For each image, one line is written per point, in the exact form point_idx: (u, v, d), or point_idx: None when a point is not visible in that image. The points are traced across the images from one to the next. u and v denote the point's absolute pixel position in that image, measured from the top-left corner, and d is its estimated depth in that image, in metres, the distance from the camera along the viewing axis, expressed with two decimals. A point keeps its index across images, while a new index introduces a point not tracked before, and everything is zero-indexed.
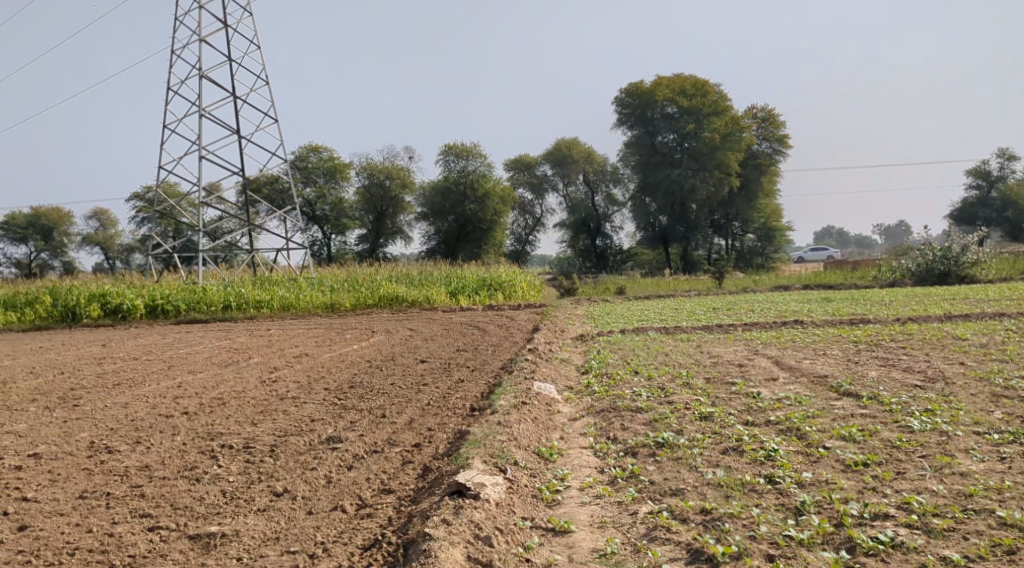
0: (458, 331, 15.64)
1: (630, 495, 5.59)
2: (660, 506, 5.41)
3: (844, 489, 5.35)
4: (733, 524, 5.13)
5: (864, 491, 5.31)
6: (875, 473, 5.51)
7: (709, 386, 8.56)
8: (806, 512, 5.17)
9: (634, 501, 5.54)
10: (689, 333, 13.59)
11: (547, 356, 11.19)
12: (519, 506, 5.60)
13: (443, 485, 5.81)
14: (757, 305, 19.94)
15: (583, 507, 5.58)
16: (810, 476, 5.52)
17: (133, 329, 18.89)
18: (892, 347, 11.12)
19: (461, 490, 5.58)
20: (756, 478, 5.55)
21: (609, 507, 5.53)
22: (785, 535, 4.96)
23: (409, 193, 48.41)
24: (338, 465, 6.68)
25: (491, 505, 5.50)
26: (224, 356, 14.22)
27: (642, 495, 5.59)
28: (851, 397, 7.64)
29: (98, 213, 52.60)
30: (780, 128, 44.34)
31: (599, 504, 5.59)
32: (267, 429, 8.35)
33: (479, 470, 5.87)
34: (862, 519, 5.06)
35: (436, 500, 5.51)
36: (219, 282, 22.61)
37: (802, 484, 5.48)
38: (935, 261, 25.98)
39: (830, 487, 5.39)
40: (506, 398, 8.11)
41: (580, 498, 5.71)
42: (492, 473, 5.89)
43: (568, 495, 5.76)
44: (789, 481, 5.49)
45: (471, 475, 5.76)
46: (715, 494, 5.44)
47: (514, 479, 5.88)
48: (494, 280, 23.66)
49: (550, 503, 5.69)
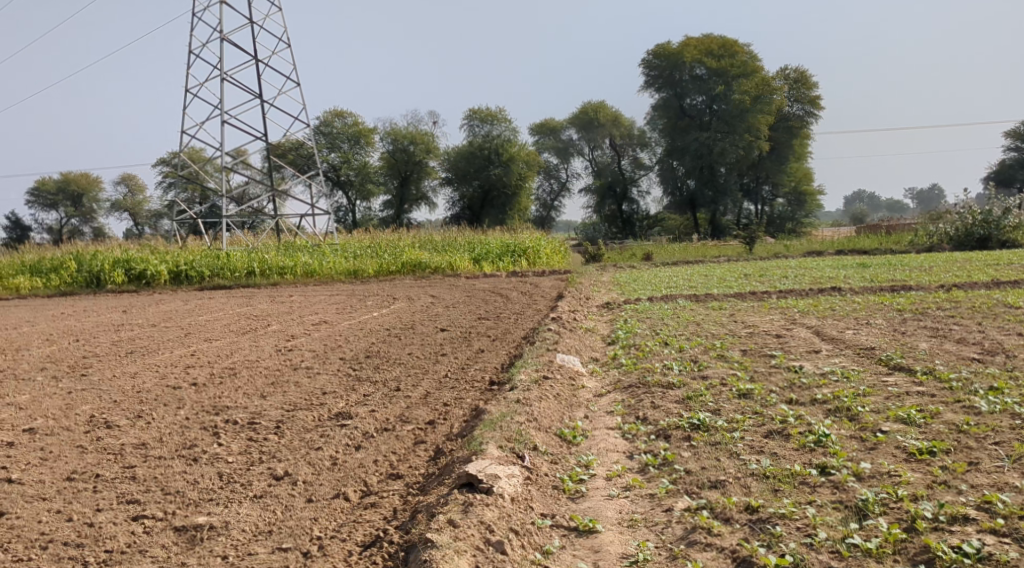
0: (480, 298, 15.10)
1: (663, 487, 5.03)
2: (696, 502, 4.84)
3: (910, 484, 4.75)
4: (785, 527, 4.55)
5: (935, 488, 4.71)
6: (944, 465, 4.89)
7: (746, 359, 7.96)
8: (870, 514, 4.57)
9: (667, 494, 4.98)
10: (721, 301, 12.91)
11: (572, 326, 10.61)
12: (538, 501, 5.07)
13: (454, 472, 5.29)
14: (791, 271, 19.15)
15: (610, 502, 5.03)
16: (870, 467, 4.92)
17: (156, 295, 18.52)
18: (940, 316, 10.43)
19: (473, 483, 5.06)
20: (806, 470, 4.96)
21: (640, 502, 4.98)
22: (848, 543, 4.37)
23: (433, 158, 47.83)
24: (345, 445, 6.18)
25: (506, 501, 4.96)
26: (241, 323, 13.81)
27: (677, 488, 5.03)
28: (904, 373, 7.02)
29: (126, 178, 52.50)
30: (813, 89, 42.98)
31: (629, 497, 5.05)
32: (276, 402, 7.88)
33: (494, 458, 5.33)
34: (937, 524, 4.45)
35: (445, 493, 4.99)
36: (242, 248, 22.17)
37: (861, 476, 4.89)
38: (976, 225, 25.04)
39: (894, 481, 4.79)
40: (527, 370, 7.57)
41: (607, 490, 5.16)
42: (509, 462, 5.34)
43: (594, 486, 5.21)
44: (845, 473, 4.90)
45: (485, 464, 5.22)
46: (760, 490, 4.86)
47: (534, 469, 5.34)
48: (519, 246, 23.01)
49: (573, 495, 5.15)
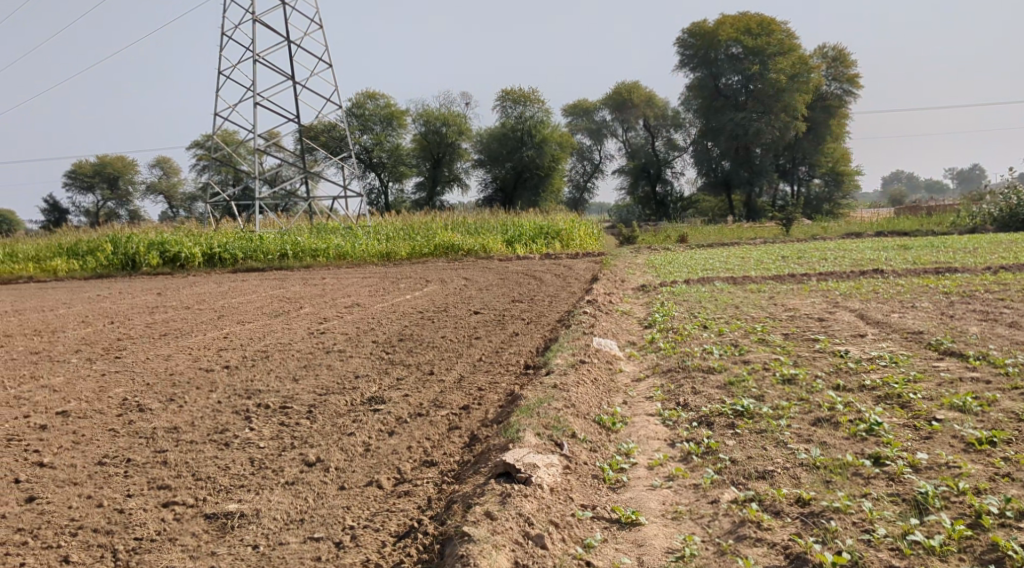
0: (513, 280, 14.93)
1: (708, 477, 4.85)
2: (744, 494, 4.66)
3: (971, 477, 4.53)
4: (840, 522, 4.35)
5: (998, 481, 4.49)
6: (1007, 456, 4.66)
7: (789, 343, 7.73)
8: (931, 508, 4.36)
9: (713, 485, 4.80)
10: (759, 284, 12.64)
11: (608, 309, 10.42)
12: (578, 491, 4.91)
13: (490, 461, 5.14)
14: (831, 253, 18.78)
15: (653, 492, 4.86)
16: (927, 458, 4.70)
17: (191, 278, 18.58)
18: (989, 299, 10.10)
19: (511, 472, 4.92)
20: (859, 460, 4.76)
21: (684, 493, 4.81)
22: (909, 540, 4.17)
23: (466, 140, 47.57)
24: (378, 431, 6.06)
25: (545, 491, 4.82)
26: (274, 305, 13.77)
27: (722, 478, 4.85)
28: (956, 357, 6.75)
29: (162, 161, 52.91)
30: (851, 67, 42.11)
31: (672, 488, 4.88)
32: (309, 386, 7.81)
33: (532, 446, 5.18)
34: (1003, 520, 4.24)
35: (482, 483, 4.85)
36: (275, 230, 22.19)
37: (917, 468, 4.67)
38: (1020, 206, 24.38)
39: (953, 473, 4.58)
40: (563, 355, 7.40)
41: (649, 480, 4.99)
42: (546, 450, 5.19)
43: (635, 476, 5.04)
44: (901, 464, 4.68)
45: (522, 452, 5.07)
46: (811, 481, 4.67)
47: (572, 456, 5.19)
48: (552, 228, 22.79)
49: (614, 485, 4.99)
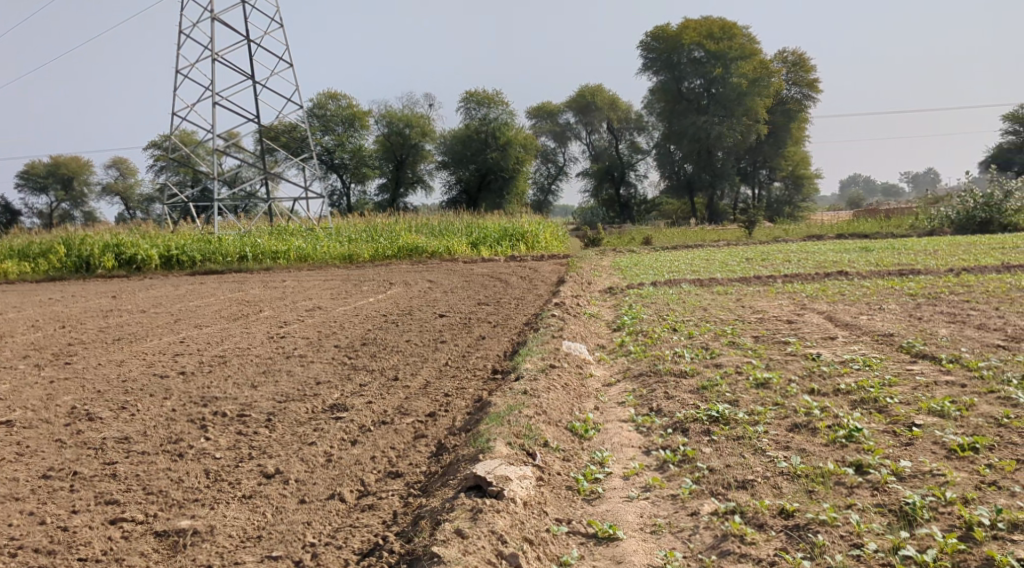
0: (479, 282, 14.72)
1: (686, 488, 4.69)
2: (725, 505, 4.51)
3: (958, 486, 4.42)
4: (827, 536, 4.21)
5: (985, 490, 4.38)
6: (991, 463, 4.56)
7: (760, 346, 7.61)
8: (920, 520, 4.23)
9: (692, 496, 4.64)
10: (726, 286, 12.56)
11: (576, 311, 10.25)
12: (552, 504, 4.72)
13: (458, 473, 4.93)
14: (794, 255, 18.82)
15: (630, 504, 4.69)
16: (911, 466, 4.58)
17: (148, 281, 18.12)
18: (955, 301, 10.11)
19: (481, 487, 4.72)
20: (841, 468, 4.63)
21: (663, 504, 4.64)
22: (901, 556, 4.04)
23: (429, 142, 47.28)
24: (341, 440, 5.83)
25: (517, 506, 4.62)
26: (233, 309, 13.42)
27: (701, 488, 4.69)
28: (928, 361, 6.67)
29: (118, 162, 51.91)
30: (812, 71, 42.49)
31: (650, 499, 4.71)
32: (268, 393, 7.53)
33: (503, 457, 4.98)
34: (996, 532, 4.13)
35: (451, 497, 4.63)
36: (235, 231, 21.77)
37: (901, 476, 4.55)
38: (977, 209, 24.67)
39: (939, 482, 4.46)
40: (532, 359, 7.21)
41: (625, 491, 4.81)
42: (518, 461, 4.99)
43: (611, 486, 4.86)
44: (885, 473, 4.56)
45: (493, 465, 4.87)
46: (793, 491, 4.53)
47: (545, 467, 5.00)
48: (517, 229, 22.63)
49: (588, 497, 4.81)
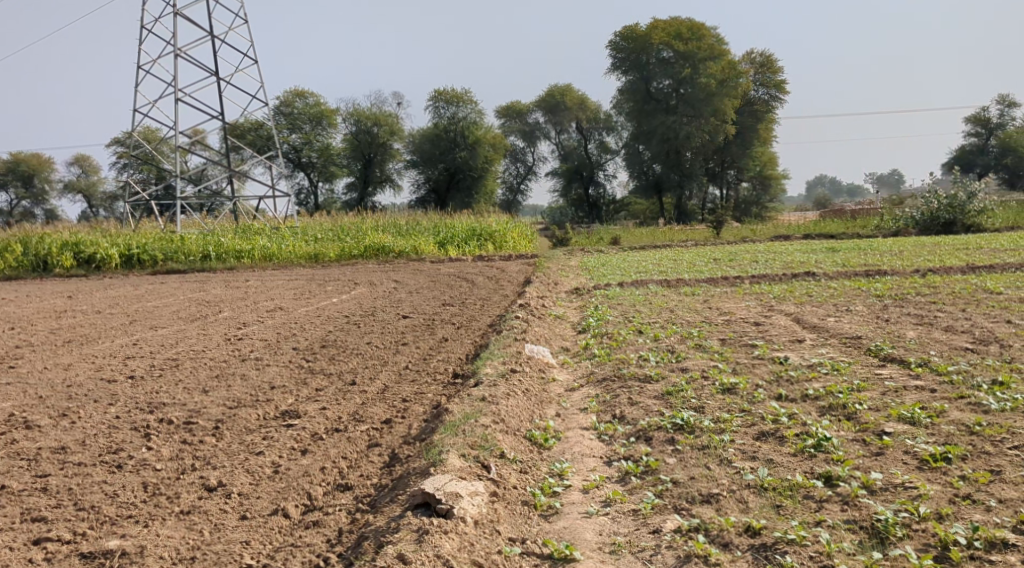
0: (445, 283, 14.45)
1: (648, 502, 4.49)
2: (689, 522, 4.31)
3: (932, 500, 4.26)
4: (795, 556, 4.03)
5: (959, 504, 4.21)
6: (964, 475, 4.40)
7: (726, 349, 7.44)
8: (893, 539, 4.06)
9: (654, 511, 4.44)
10: (693, 287, 12.41)
11: (541, 313, 10.02)
12: (507, 522, 4.50)
13: (410, 487, 4.69)
14: (761, 255, 18.75)
15: (589, 521, 4.47)
16: (881, 479, 4.42)
17: (108, 280, 17.64)
18: (922, 302, 10.01)
19: (430, 504, 4.48)
20: (810, 481, 4.46)
21: (623, 521, 4.43)
22: None
23: (398, 140, 46.90)
24: (290, 449, 5.55)
25: (470, 525, 4.39)
26: (192, 309, 13.05)
27: (664, 503, 4.49)
28: (897, 365, 6.53)
29: (80, 159, 50.92)
30: (779, 73, 42.62)
31: (610, 515, 4.50)
32: (219, 398, 7.23)
33: (455, 471, 4.74)
34: (973, 552, 3.96)
35: (400, 517, 4.39)
36: (197, 230, 21.30)
37: (872, 489, 4.38)
38: (941, 210, 24.75)
39: (912, 496, 4.29)
40: (493, 363, 6.96)
41: (584, 506, 4.60)
42: (472, 475, 4.75)
43: (569, 502, 4.65)
44: (855, 486, 4.39)
45: (444, 480, 4.63)
46: (759, 506, 4.35)
47: (501, 481, 4.77)
48: (485, 229, 22.39)
49: (546, 513, 4.59)
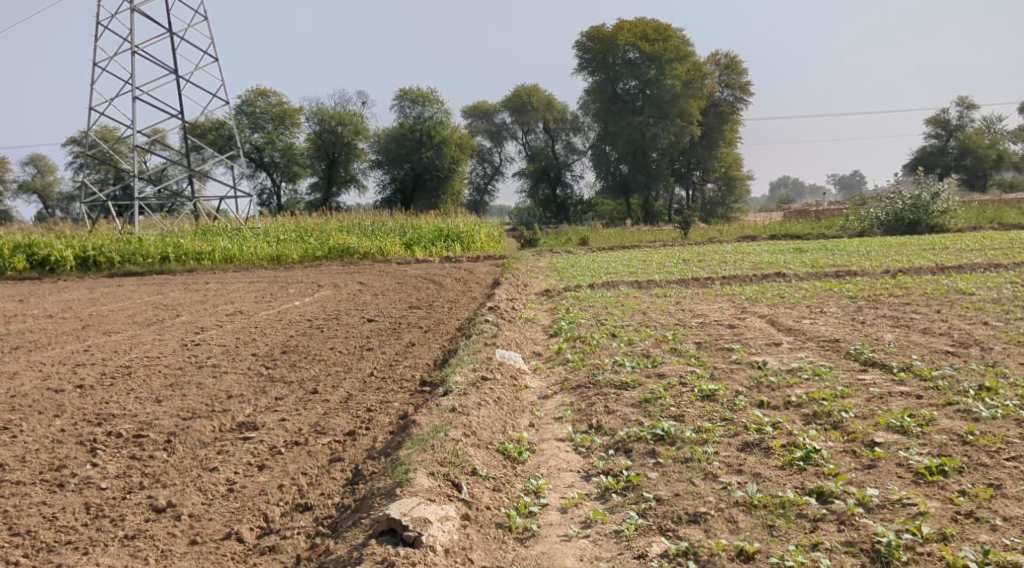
0: (412, 285, 14.13)
1: (631, 523, 4.25)
2: (677, 545, 4.08)
3: (933, 519, 4.08)
4: None
5: (963, 523, 4.04)
6: (964, 490, 4.24)
7: (703, 354, 7.19)
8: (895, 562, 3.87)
9: (638, 532, 4.20)
10: (664, 288, 12.21)
11: (511, 316, 9.73)
12: (480, 548, 4.23)
13: (374, 509, 4.40)
14: (729, 256, 18.62)
15: (568, 545, 4.22)
16: (878, 495, 4.24)
17: (61, 283, 17.07)
18: (896, 303, 9.87)
19: (396, 530, 4.20)
20: (803, 498, 4.27)
21: (606, 544, 4.18)
22: None
23: (363, 140, 46.46)
24: (246, 465, 5.23)
25: (441, 555, 4.12)
26: (149, 313, 12.58)
27: (648, 523, 4.25)
28: (879, 369, 6.33)
29: (36, 158, 49.73)
30: (744, 74, 42.65)
31: (591, 538, 4.24)
32: (172, 408, 6.86)
33: (425, 493, 4.45)
34: None
35: (365, 546, 4.11)
36: (155, 231, 20.75)
37: (869, 506, 4.20)
38: (905, 210, 24.84)
39: (912, 515, 4.11)
40: (462, 370, 6.65)
41: (564, 528, 4.34)
42: (444, 495, 4.47)
43: (547, 523, 4.39)
44: (851, 503, 4.20)
45: (412, 503, 4.34)
46: (750, 526, 4.15)
47: (474, 502, 4.49)
48: (452, 230, 22.05)
49: (521, 535, 4.33)
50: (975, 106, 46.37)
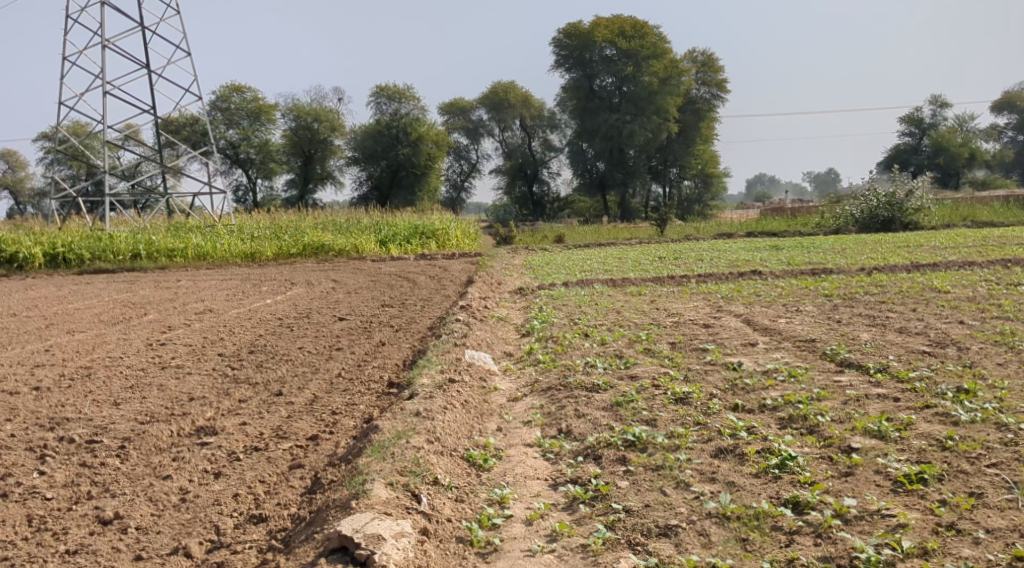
0: (385, 282, 13.90)
1: (598, 537, 4.11)
2: (645, 561, 3.94)
3: (915, 532, 3.96)
4: None
5: (945, 537, 3.92)
6: (944, 500, 4.13)
7: (677, 354, 7.04)
8: None
9: (606, 546, 4.06)
10: (639, 286, 12.08)
11: (483, 315, 9.55)
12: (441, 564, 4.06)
13: (329, 524, 4.25)
14: (706, 254, 18.49)
15: (533, 560, 4.06)
16: (856, 506, 4.12)
17: (29, 280, 16.69)
18: (871, 302, 9.77)
19: (349, 548, 4.02)
20: (778, 509, 4.16)
21: (573, 559, 4.03)
22: None
23: (339, 136, 46.13)
24: (202, 472, 5.00)
25: None
26: (115, 311, 12.27)
27: (617, 536, 4.11)
28: (855, 370, 6.20)
29: (6, 153, 48.92)
30: (720, 72, 42.70)
31: (558, 552, 4.09)
32: (130, 412, 6.61)
33: (382, 506, 4.27)
34: None
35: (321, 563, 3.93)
36: (127, 228, 20.37)
37: (846, 518, 4.08)
38: (880, 207, 24.88)
39: (892, 527, 4.00)
40: (429, 372, 6.45)
41: (529, 542, 4.19)
42: (405, 508, 4.31)
43: (511, 536, 4.23)
44: (828, 515, 4.09)
45: (368, 518, 4.16)
46: (723, 539, 4.02)
47: (436, 514, 4.33)
48: (427, 227, 21.81)
49: (483, 550, 4.17)
50: (948, 105, 46.66)
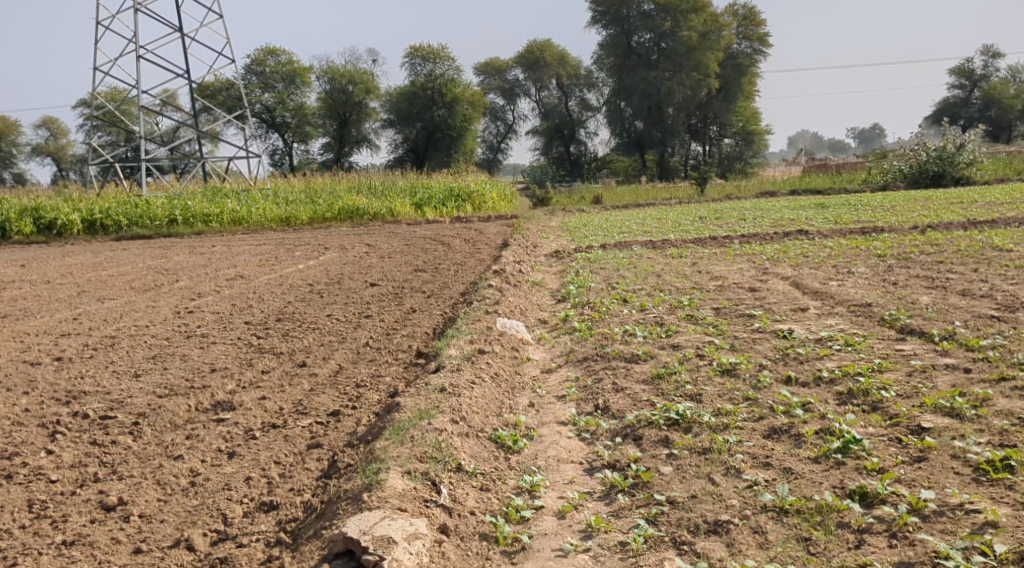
0: (419, 246, 13.55)
1: (640, 534, 3.75)
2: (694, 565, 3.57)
3: (1007, 534, 3.54)
4: None
5: None
6: None
7: (722, 321, 6.60)
8: None
9: (648, 546, 3.70)
10: (680, 248, 11.60)
11: (517, 280, 9.14)
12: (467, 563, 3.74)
13: (341, 517, 3.95)
14: (748, 213, 17.89)
15: (567, 561, 3.72)
16: (933, 499, 3.72)
17: (68, 246, 16.62)
18: (929, 262, 9.20)
19: (358, 551, 3.70)
20: (843, 503, 3.76)
21: (612, 560, 3.69)
22: None
23: (374, 99, 45.77)
24: (214, 451, 4.71)
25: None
26: (147, 278, 12.06)
27: (660, 534, 3.75)
28: (918, 338, 5.72)
29: (48, 121, 49.15)
30: (762, 25, 41.44)
31: (596, 551, 3.75)
32: (149, 384, 6.35)
33: (400, 499, 3.94)
34: None
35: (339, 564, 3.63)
36: (165, 193, 20.19)
37: (923, 514, 3.68)
38: (930, 162, 23.89)
39: (974, 524, 3.60)
40: (458, 343, 6.07)
41: (564, 538, 3.85)
42: (428, 501, 3.98)
43: (543, 532, 3.89)
44: (903, 511, 3.69)
45: (384, 516, 3.84)
46: (782, 540, 3.64)
47: (462, 507, 3.99)
48: (463, 189, 21.36)
49: (511, 548, 3.83)
50: (1001, 55, 44.99)
